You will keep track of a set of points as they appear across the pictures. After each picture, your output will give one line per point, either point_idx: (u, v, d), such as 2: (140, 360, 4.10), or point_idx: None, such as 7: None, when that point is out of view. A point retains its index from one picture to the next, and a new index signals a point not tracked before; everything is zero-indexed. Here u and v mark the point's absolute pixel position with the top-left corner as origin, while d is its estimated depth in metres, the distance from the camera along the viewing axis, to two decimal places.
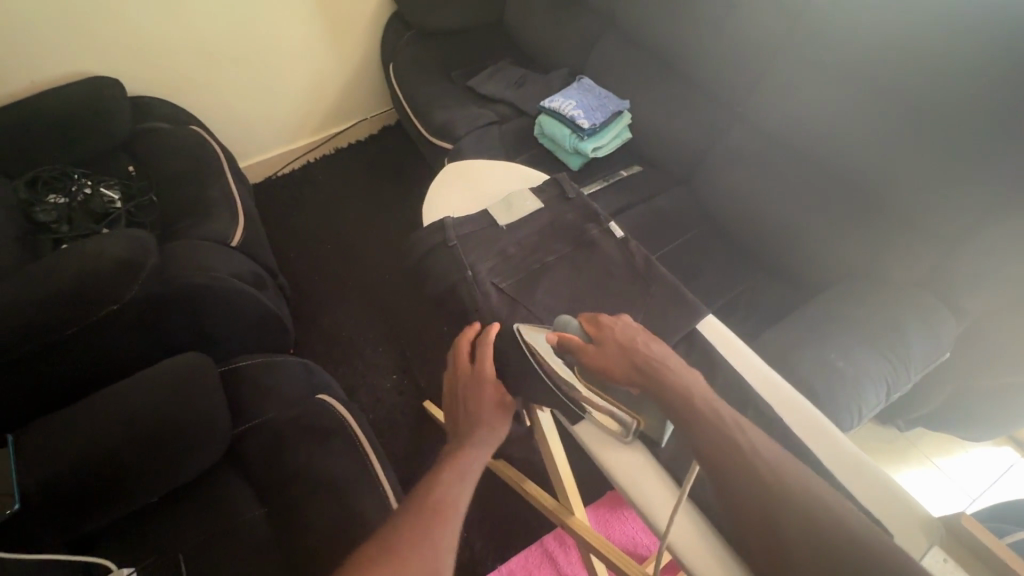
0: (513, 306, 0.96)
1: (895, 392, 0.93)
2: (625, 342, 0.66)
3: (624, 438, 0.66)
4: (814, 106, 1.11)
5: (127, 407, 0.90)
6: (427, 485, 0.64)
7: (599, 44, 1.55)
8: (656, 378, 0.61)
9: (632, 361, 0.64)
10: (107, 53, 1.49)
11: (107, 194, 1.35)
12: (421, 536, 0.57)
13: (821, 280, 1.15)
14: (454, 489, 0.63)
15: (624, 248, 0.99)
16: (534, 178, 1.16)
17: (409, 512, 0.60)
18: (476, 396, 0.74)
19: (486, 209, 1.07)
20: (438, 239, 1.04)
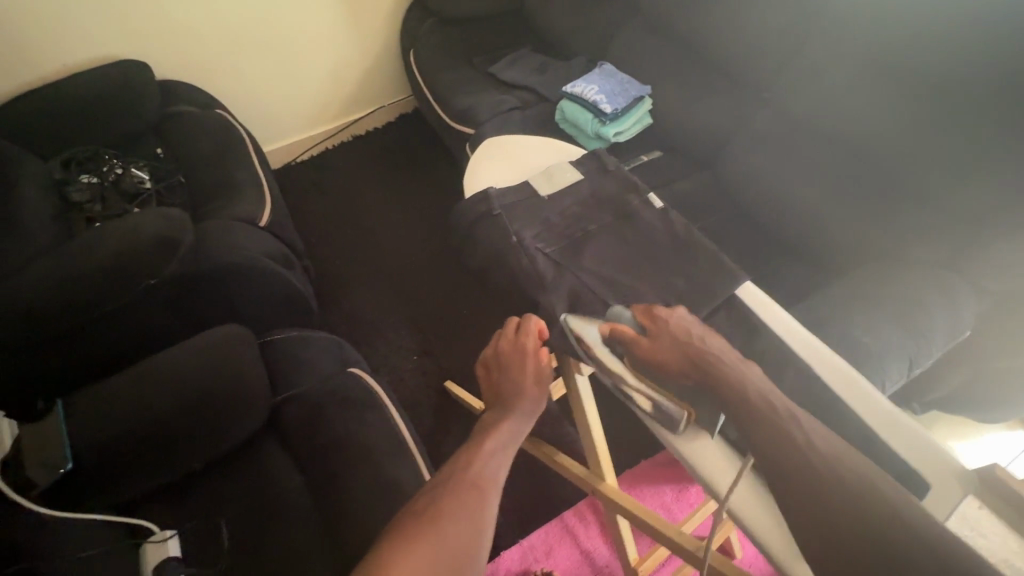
0: (545, 282, 0.98)
1: (918, 368, 0.94)
2: (680, 336, 0.69)
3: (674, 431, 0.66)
4: (839, 91, 1.13)
5: (173, 374, 0.93)
6: (470, 455, 0.74)
7: (620, 31, 1.56)
8: (710, 371, 0.64)
9: (689, 355, 0.67)
10: (138, 37, 1.51)
11: (138, 175, 1.37)
12: (469, 499, 0.66)
13: (842, 262, 1.16)
14: (493, 460, 0.74)
15: (666, 219, 1.01)
16: (571, 153, 1.19)
17: (458, 477, 0.69)
18: (519, 372, 0.84)
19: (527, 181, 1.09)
20: (483, 209, 1.06)
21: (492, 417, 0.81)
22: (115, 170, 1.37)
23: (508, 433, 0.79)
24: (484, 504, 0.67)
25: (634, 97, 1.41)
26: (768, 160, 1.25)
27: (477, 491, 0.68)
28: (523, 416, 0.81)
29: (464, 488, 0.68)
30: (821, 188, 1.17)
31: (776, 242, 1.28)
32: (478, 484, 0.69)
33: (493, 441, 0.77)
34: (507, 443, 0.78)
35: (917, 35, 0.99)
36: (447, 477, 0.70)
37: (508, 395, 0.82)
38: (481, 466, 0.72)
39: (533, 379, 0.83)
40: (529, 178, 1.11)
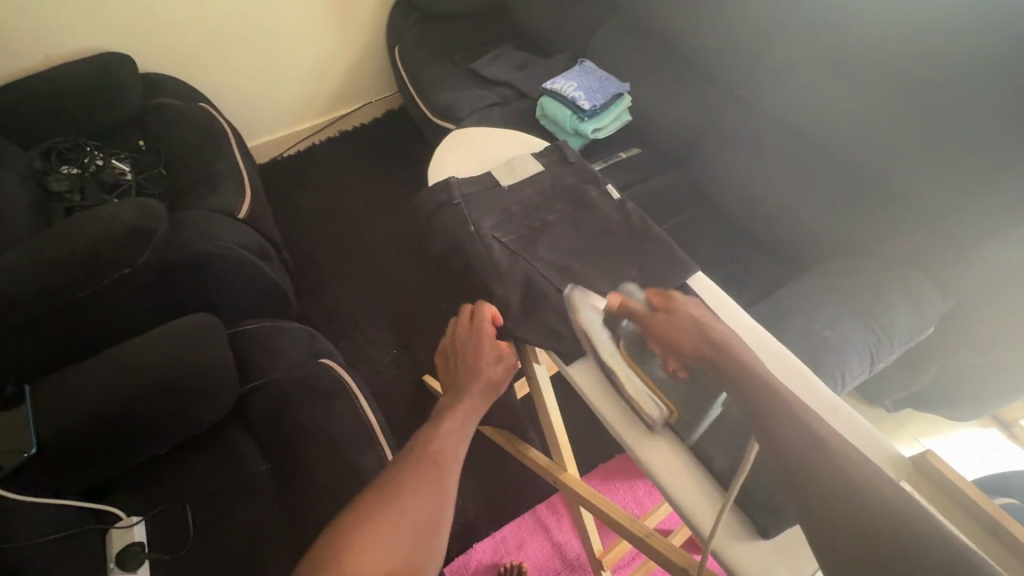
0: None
1: (879, 363, 0.96)
2: (696, 319, 0.67)
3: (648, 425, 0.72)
4: (809, 89, 1.14)
5: (141, 361, 0.93)
6: (427, 436, 0.71)
7: (601, 29, 1.57)
8: (720, 345, 0.61)
9: (703, 335, 0.64)
10: (120, 30, 1.52)
11: (118, 166, 1.38)
12: (426, 484, 0.63)
13: (812, 259, 1.18)
14: (451, 441, 0.71)
15: (621, 210, 1.00)
16: (533, 147, 1.19)
17: (413, 461, 0.66)
18: (475, 355, 0.82)
19: (489, 171, 1.10)
20: (443, 198, 1.06)
21: (450, 397, 0.78)
22: (95, 161, 1.37)
23: (468, 410, 0.76)
24: (441, 483, 0.65)
25: (613, 94, 1.41)
26: (742, 157, 1.26)
27: (433, 471, 0.65)
28: (483, 394, 0.79)
29: (418, 469, 0.65)
30: (792, 186, 1.18)
31: (750, 240, 1.29)
32: (436, 464, 0.66)
33: (451, 420, 0.74)
34: (467, 421, 0.75)
35: (883, 33, 1.00)
36: (404, 460, 0.67)
37: (464, 377, 0.80)
38: (438, 446, 0.69)
39: (490, 360, 0.82)
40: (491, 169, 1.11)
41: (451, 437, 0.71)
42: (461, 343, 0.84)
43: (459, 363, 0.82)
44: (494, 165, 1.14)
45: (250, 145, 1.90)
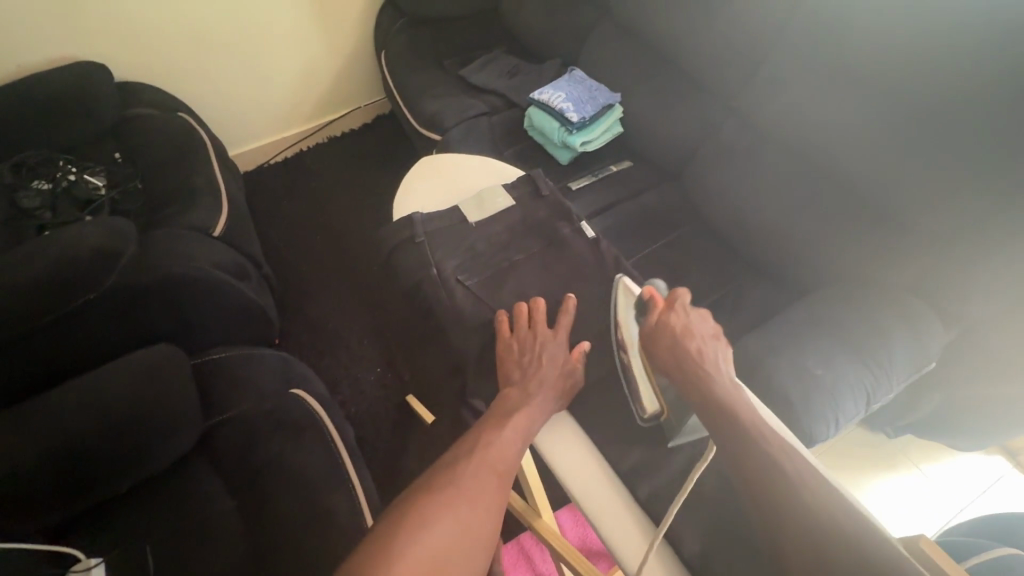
0: (484, 315, 1.00)
1: (876, 402, 0.90)
2: (683, 338, 0.76)
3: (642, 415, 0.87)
4: (809, 106, 1.07)
5: (100, 397, 0.90)
6: (488, 438, 0.74)
7: (593, 34, 1.51)
8: (693, 373, 0.72)
9: (677, 357, 0.74)
10: (96, 39, 1.47)
11: (91, 181, 1.33)
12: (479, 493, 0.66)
13: (811, 284, 1.11)
14: (509, 449, 0.73)
15: (595, 247, 1.06)
16: (507, 173, 1.21)
17: (471, 466, 0.69)
18: (544, 357, 0.87)
19: (458, 206, 1.12)
20: (406, 235, 1.09)
21: (516, 397, 0.81)
22: (67, 175, 1.33)
23: (528, 416, 0.78)
24: (497, 500, 0.67)
25: (603, 104, 1.36)
26: (737, 174, 1.20)
27: (491, 485, 0.68)
28: (548, 401, 0.81)
29: (478, 479, 0.68)
30: (789, 206, 1.12)
31: (744, 260, 1.23)
32: (494, 477, 0.69)
33: (514, 427, 0.76)
34: (528, 428, 0.77)
35: (886, 50, 0.94)
36: (462, 461, 0.70)
37: (527, 384, 0.83)
38: (495, 454, 0.72)
39: (557, 366, 0.86)
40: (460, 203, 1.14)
41: (510, 445, 0.74)
42: (524, 339, 0.91)
43: (516, 368, 0.86)
44: (463, 198, 1.15)
45: (233, 154, 1.85)
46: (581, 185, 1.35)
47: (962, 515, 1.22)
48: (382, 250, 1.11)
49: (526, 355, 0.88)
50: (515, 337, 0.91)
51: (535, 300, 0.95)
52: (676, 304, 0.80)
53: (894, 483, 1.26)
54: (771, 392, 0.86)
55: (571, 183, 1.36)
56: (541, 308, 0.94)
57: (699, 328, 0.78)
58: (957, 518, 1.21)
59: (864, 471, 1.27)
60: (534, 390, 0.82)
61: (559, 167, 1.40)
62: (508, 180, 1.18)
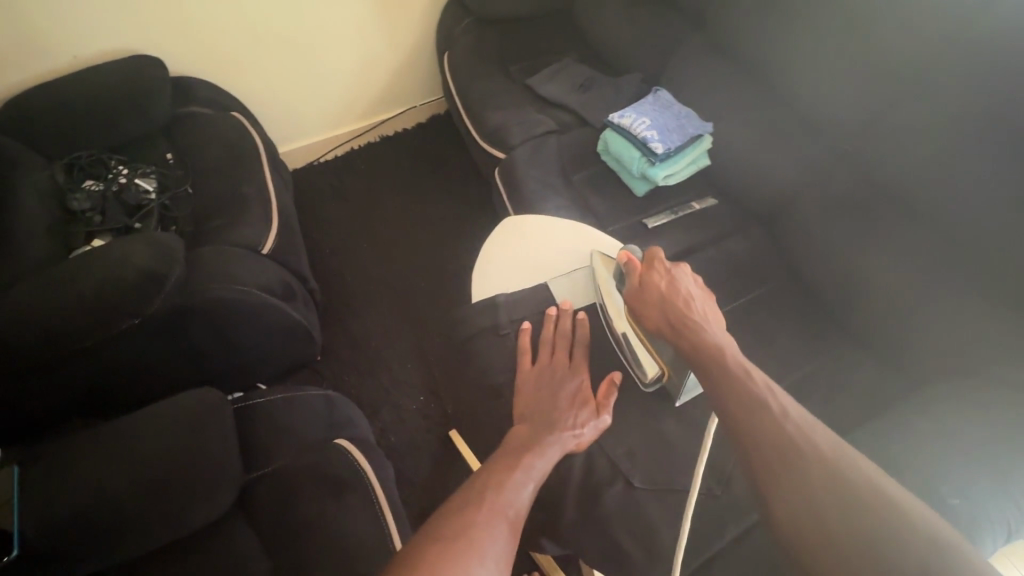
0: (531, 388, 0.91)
1: (1015, 536, 0.76)
2: (668, 295, 0.84)
3: (643, 383, 0.97)
4: (949, 164, 0.91)
5: (139, 446, 0.87)
6: (498, 479, 0.71)
7: (681, 50, 1.35)
8: (682, 327, 0.79)
9: (664, 310, 0.83)
10: (154, 32, 1.40)
11: (142, 185, 1.28)
12: (494, 531, 0.62)
13: (929, 368, 0.96)
14: (521, 491, 0.71)
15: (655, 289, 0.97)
16: (607, 245, 1.12)
17: (481, 505, 0.66)
18: (559, 394, 0.89)
19: (548, 284, 1.07)
20: (489, 323, 1.06)
21: (524, 434, 0.82)
22: (119, 178, 1.28)
23: (536, 454, 0.78)
24: (511, 552, 0.62)
25: (692, 135, 1.21)
26: (846, 230, 1.05)
27: (504, 533, 0.63)
28: (562, 443, 0.81)
29: (491, 528, 0.62)
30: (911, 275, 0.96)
31: (840, 325, 1.08)
32: (507, 525, 0.64)
33: (523, 472, 0.74)
34: (535, 475, 0.75)
35: None
36: (475, 500, 0.67)
37: (541, 421, 0.85)
38: (507, 495, 0.69)
39: (574, 402, 0.88)
40: (550, 281, 1.08)
41: (520, 492, 0.70)
42: (544, 370, 0.93)
43: (534, 400, 0.89)
44: (554, 274, 1.09)
45: (285, 152, 1.79)
46: (659, 224, 1.22)
47: None
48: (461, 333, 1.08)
49: (541, 389, 0.90)
50: (536, 367, 0.94)
51: (559, 309, 1.00)
52: (656, 263, 0.89)
53: None
54: None
55: (647, 220, 1.23)
56: (564, 329, 0.98)
57: (685, 282, 0.86)
58: None
59: None
60: (549, 426, 0.83)
61: (635, 199, 1.27)
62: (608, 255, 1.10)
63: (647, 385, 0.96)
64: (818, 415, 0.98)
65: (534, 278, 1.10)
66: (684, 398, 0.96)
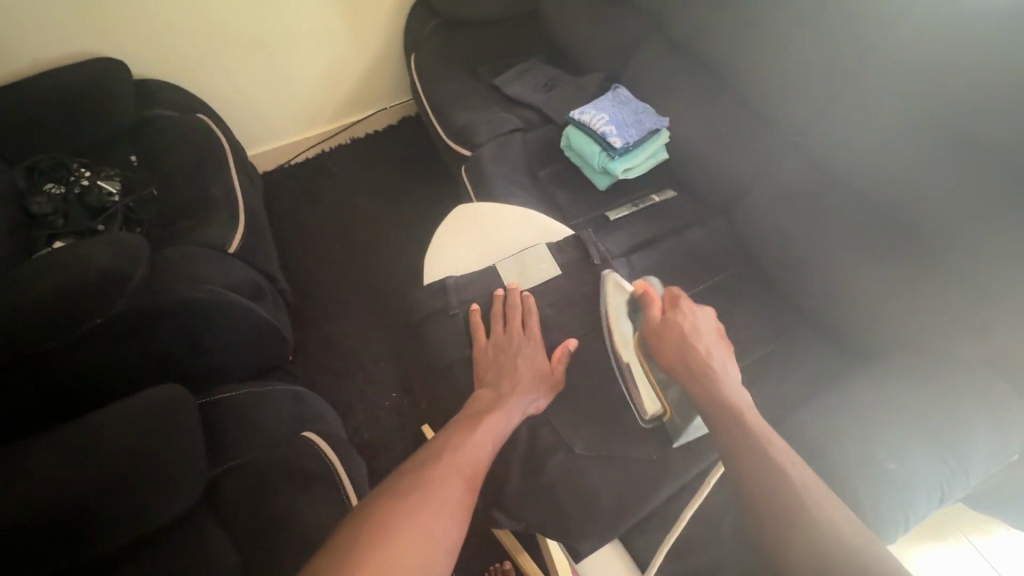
0: (490, 363, 0.95)
1: (948, 498, 0.81)
2: (689, 333, 0.85)
3: (643, 419, 0.92)
4: (888, 153, 0.97)
5: (101, 444, 0.86)
6: (460, 439, 0.79)
7: (641, 49, 1.40)
8: (701, 371, 0.80)
9: (683, 351, 0.84)
10: (117, 35, 1.40)
11: (105, 187, 1.27)
12: (450, 483, 0.70)
13: (873, 346, 1.01)
14: (481, 449, 0.78)
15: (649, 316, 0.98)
16: (555, 230, 1.15)
17: (442, 462, 0.73)
18: (519, 361, 0.94)
19: (497, 267, 1.10)
20: (439, 304, 1.07)
21: (487, 399, 0.89)
22: (81, 181, 1.27)
23: (497, 417, 0.85)
24: (466, 504, 0.69)
25: (649, 129, 1.25)
26: (796, 218, 1.10)
27: (461, 486, 0.71)
28: (521, 405, 0.89)
29: (448, 482, 0.70)
30: (854, 259, 1.01)
31: (794, 309, 1.13)
32: (464, 480, 0.72)
33: (483, 432, 0.81)
34: (497, 436, 0.82)
35: (993, 100, 0.82)
36: (437, 457, 0.74)
37: (501, 387, 0.90)
38: (467, 454, 0.76)
39: (532, 370, 0.94)
40: (499, 264, 1.11)
41: (480, 450, 0.78)
42: (501, 343, 0.97)
43: (493, 371, 0.93)
44: (503, 258, 1.12)
45: (253, 154, 1.79)
46: (620, 216, 1.26)
47: None
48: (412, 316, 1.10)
49: (502, 358, 0.95)
50: (492, 340, 0.98)
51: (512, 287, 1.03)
52: (678, 302, 0.90)
53: (942, 557, 1.13)
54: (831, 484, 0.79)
55: (609, 213, 1.26)
56: (517, 304, 1.01)
57: (706, 328, 0.87)
58: None
59: (906, 541, 1.15)
60: (507, 392, 0.89)
61: (597, 193, 1.31)
62: (555, 239, 1.13)
63: (646, 421, 0.91)
64: (771, 395, 1.02)
65: (483, 263, 1.13)
66: (683, 441, 0.91)
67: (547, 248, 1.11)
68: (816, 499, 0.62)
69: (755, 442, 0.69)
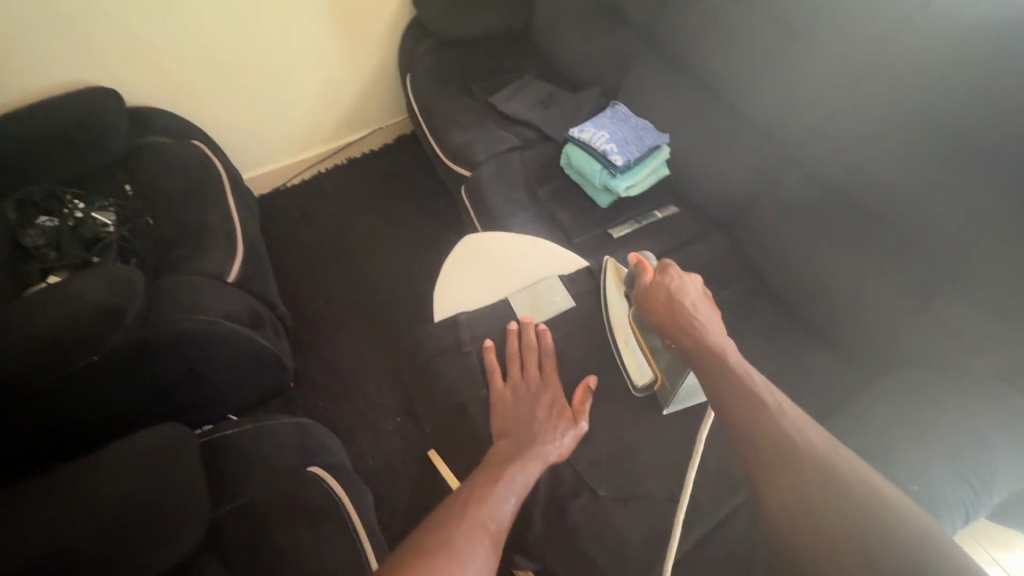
0: (507, 407, 0.93)
1: (973, 518, 0.80)
2: (678, 294, 0.86)
3: (635, 389, 0.98)
4: (891, 166, 0.96)
5: (99, 486, 0.83)
6: (482, 493, 0.75)
7: (637, 65, 1.40)
8: (689, 328, 0.81)
9: (673, 311, 0.84)
10: (109, 63, 1.38)
11: (99, 218, 1.25)
12: (476, 542, 0.65)
13: (885, 360, 1.00)
14: (503, 504, 0.75)
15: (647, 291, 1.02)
16: (564, 258, 1.15)
17: (464, 518, 0.69)
18: (537, 407, 0.92)
19: (508, 300, 1.10)
20: (450, 340, 1.07)
21: (508, 448, 0.86)
22: (75, 213, 1.25)
23: (519, 468, 0.81)
24: (493, 565, 0.65)
25: (650, 146, 1.25)
26: (802, 233, 1.09)
27: (487, 546, 0.66)
28: (540, 457, 0.85)
29: (473, 541, 0.65)
30: (862, 273, 1.00)
31: (803, 324, 1.12)
32: (490, 536, 0.68)
33: (504, 486, 0.78)
34: (517, 490, 0.79)
35: (995, 113, 0.82)
36: (459, 514, 0.70)
37: (522, 433, 0.88)
38: (490, 510, 0.72)
39: (551, 414, 0.92)
40: (511, 297, 1.10)
41: (502, 506, 0.74)
42: (518, 386, 0.96)
43: (512, 416, 0.92)
44: (514, 290, 1.11)
45: (249, 178, 1.77)
46: (623, 234, 1.25)
47: None
48: (423, 352, 1.09)
49: (518, 404, 0.93)
50: (508, 383, 0.96)
51: (529, 325, 1.03)
52: (669, 268, 0.90)
53: None
54: None
55: (612, 230, 1.26)
56: (535, 344, 1.01)
57: (696, 290, 0.88)
58: None
59: None
60: (529, 439, 0.87)
61: (599, 210, 1.30)
62: (565, 268, 1.13)
63: (638, 390, 0.98)
64: None
65: (495, 294, 1.11)
66: (675, 407, 0.96)
67: (557, 279, 1.11)
68: (866, 474, 0.58)
69: (776, 415, 0.64)
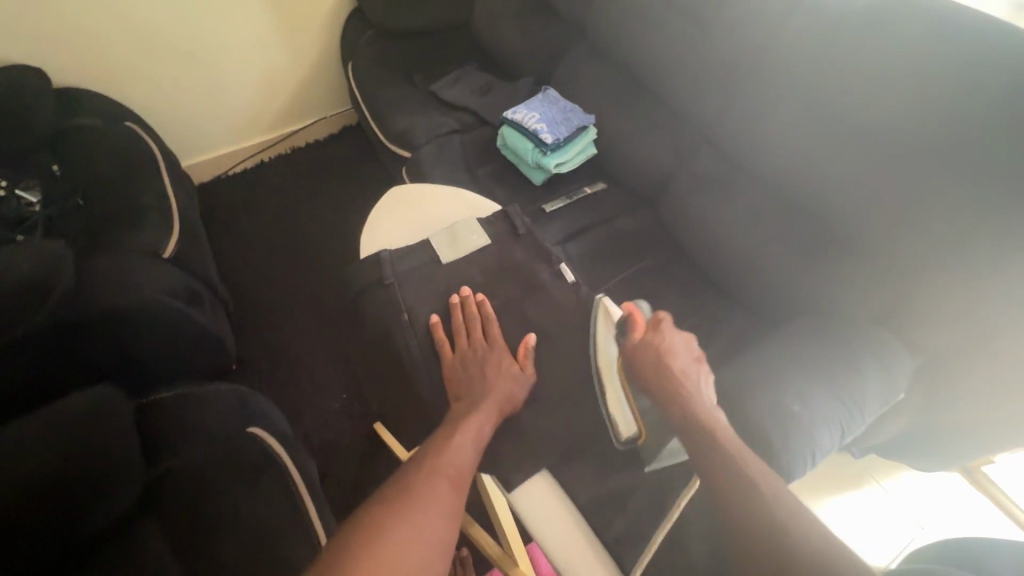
0: (453, 370, 0.97)
1: (849, 435, 0.92)
2: (668, 359, 0.86)
3: (619, 440, 0.91)
4: (779, 139, 1.08)
5: (28, 447, 0.81)
6: (443, 445, 0.80)
7: (567, 54, 1.50)
8: (677, 394, 0.82)
9: (663, 375, 0.84)
10: (32, 41, 1.34)
11: (25, 197, 1.21)
12: (436, 492, 0.71)
13: (783, 313, 1.12)
14: (464, 454, 0.79)
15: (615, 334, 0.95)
16: (483, 208, 1.23)
17: (427, 471, 0.74)
18: (490, 371, 0.95)
19: (430, 239, 1.15)
20: (375, 276, 1.10)
21: (463, 408, 0.90)
22: None
23: (480, 421, 0.86)
24: (454, 507, 0.71)
25: (577, 126, 1.35)
26: (712, 202, 1.21)
27: (447, 492, 0.72)
28: (496, 413, 0.89)
29: (435, 488, 0.71)
30: (761, 236, 1.13)
31: (716, 287, 1.24)
32: (449, 483, 0.74)
33: (465, 436, 0.83)
34: (478, 440, 0.84)
35: (854, 86, 0.94)
36: (424, 466, 0.75)
37: (476, 393, 0.91)
38: (449, 459, 0.78)
39: (500, 370, 0.95)
40: (433, 236, 1.15)
41: (465, 451, 0.80)
42: (465, 354, 0.98)
43: (465, 378, 0.95)
44: (434, 232, 1.17)
45: (186, 164, 1.74)
46: (555, 208, 1.33)
47: (924, 535, 1.22)
48: (349, 291, 1.13)
49: (470, 371, 0.95)
50: (458, 354, 0.98)
51: (467, 294, 1.05)
52: (661, 327, 0.90)
53: (857, 502, 1.26)
54: (748, 431, 0.87)
55: (546, 205, 1.34)
56: (480, 310, 1.04)
57: (685, 354, 0.88)
58: (916, 539, 1.21)
59: (828, 492, 1.27)
60: (482, 398, 0.90)
61: (533, 188, 1.38)
62: (482, 214, 1.21)
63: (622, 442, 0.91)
64: None
65: (418, 237, 1.18)
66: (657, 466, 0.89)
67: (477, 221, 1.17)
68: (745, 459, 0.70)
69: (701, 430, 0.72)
